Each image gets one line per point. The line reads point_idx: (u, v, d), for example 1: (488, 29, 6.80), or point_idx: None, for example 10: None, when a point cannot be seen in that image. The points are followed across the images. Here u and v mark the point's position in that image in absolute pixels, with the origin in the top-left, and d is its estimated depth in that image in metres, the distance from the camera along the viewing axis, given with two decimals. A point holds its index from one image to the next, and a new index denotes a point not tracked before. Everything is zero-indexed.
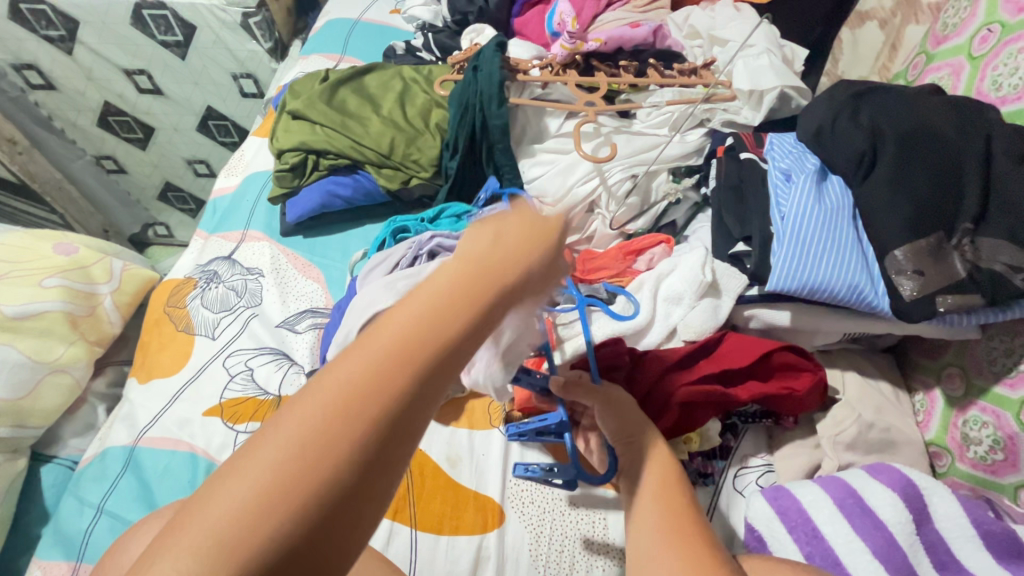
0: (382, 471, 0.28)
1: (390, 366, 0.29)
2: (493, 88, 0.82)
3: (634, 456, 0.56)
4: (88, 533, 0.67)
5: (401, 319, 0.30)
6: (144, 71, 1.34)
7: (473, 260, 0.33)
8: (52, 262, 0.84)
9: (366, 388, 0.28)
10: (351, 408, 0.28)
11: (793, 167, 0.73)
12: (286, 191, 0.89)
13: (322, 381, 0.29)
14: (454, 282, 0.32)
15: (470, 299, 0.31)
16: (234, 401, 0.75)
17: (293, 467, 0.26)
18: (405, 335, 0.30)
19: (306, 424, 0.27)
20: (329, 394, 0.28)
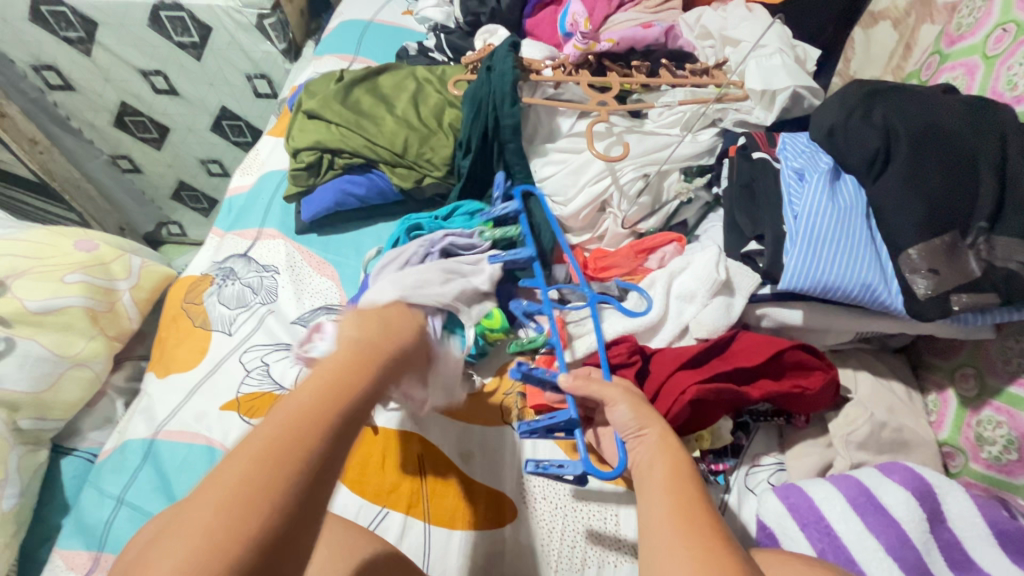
0: (306, 511, 0.34)
1: (305, 426, 0.37)
2: (506, 88, 0.83)
3: (644, 448, 0.56)
4: (108, 524, 0.68)
5: (312, 385, 0.40)
6: (159, 72, 1.36)
7: (363, 338, 0.47)
8: (73, 258, 0.86)
9: (278, 442, 0.35)
10: (264, 466, 0.34)
11: (806, 166, 0.72)
12: (302, 189, 0.91)
13: (234, 455, 0.35)
14: (355, 351, 0.45)
15: (366, 362, 0.44)
16: (251, 396, 0.76)
17: (226, 522, 0.31)
18: (313, 397, 0.39)
19: (229, 485, 0.33)
20: (249, 458, 0.34)
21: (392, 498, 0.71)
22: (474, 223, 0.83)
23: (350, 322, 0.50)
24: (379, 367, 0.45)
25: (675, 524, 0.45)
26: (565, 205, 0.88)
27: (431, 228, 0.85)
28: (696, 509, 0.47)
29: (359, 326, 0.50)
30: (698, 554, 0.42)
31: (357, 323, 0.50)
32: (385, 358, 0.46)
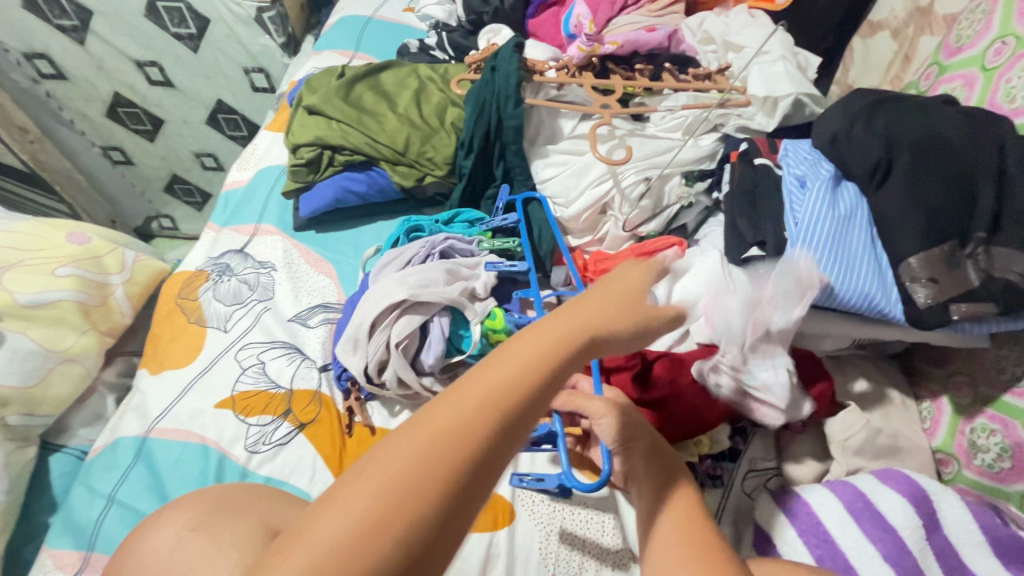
0: (471, 501, 0.32)
1: (478, 415, 0.33)
2: (510, 88, 0.82)
3: (633, 460, 0.54)
4: (98, 523, 0.67)
5: (515, 357, 0.36)
6: (155, 63, 1.34)
7: (590, 309, 0.40)
8: (65, 251, 0.84)
9: (461, 425, 0.32)
10: (452, 443, 0.32)
11: (808, 173, 0.72)
12: (300, 186, 0.89)
13: (426, 415, 0.33)
14: (571, 322, 0.38)
15: (572, 339, 0.37)
16: (247, 394, 0.76)
17: (384, 506, 0.30)
18: (511, 371, 0.35)
19: (409, 452, 0.31)
20: (416, 442, 0.32)
21: None
22: (474, 231, 0.84)
23: (607, 286, 0.43)
24: (589, 348, 0.38)
25: (677, 537, 0.46)
26: (566, 207, 0.87)
27: (431, 230, 0.85)
28: (698, 526, 0.47)
29: (599, 292, 0.42)
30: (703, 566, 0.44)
31: (601, 290, 0.42)
32: (599, 337, 0.39)
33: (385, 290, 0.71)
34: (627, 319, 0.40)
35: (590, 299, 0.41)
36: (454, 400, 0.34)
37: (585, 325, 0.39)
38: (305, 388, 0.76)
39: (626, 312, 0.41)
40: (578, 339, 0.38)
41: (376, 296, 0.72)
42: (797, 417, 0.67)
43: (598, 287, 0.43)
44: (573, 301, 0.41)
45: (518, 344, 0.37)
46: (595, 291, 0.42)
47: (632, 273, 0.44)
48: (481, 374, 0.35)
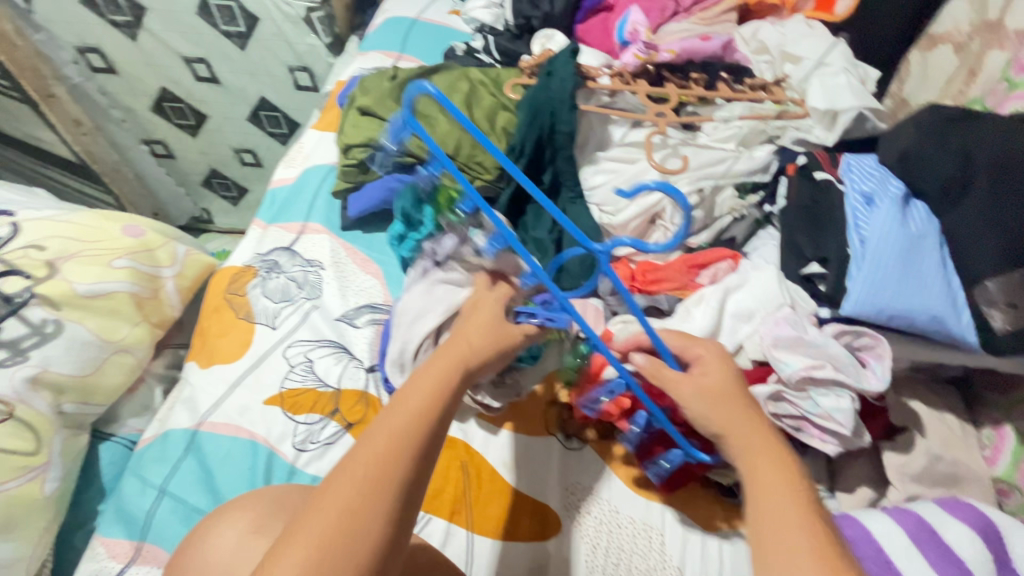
0: (405, 523, 0.41)
1: (401, 444, 0.43)
2: (565, 94, 0.82)
3: (740, 451, 0.50)
4: (150, 515, 0.68)
5: (412, 398, 0.47)
6: (202, 60, 1.36)
7: (464, 344, 0.54)
8: (120, 243, 0.85)
9: (390, 448, 0.43)
10: (381, 467, 0.42)
11: (875, 190, 0.69)
12: (350, 185, 0.91)
13: (352, 460, 0.42)
14: (444, 362, 0.51)
15: (462, 363, 0.52)
16: (295, 392, 0.76)
17: (340, 529, 0.39)
18: (412, 413, 0.45)
19: (344, 493, 0.40)
20: (357, 472, 0.41)
21: (434, 503, 0.70)
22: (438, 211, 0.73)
23: (476, 315, 0.58)
24: (462, 379, 0.51)
25: (793, 532, 0.43)
26: (615, 214, 0.86)
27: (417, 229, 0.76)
28: (809, 505, 0.45)
29: (469, 328, 0.56)
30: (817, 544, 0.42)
31: (470, 324, 0.57)
32: (473, 367, 0.53)
33: (418, 307, 0.69)
34: (493, 344, 0.55)
35: (469, 331, 0.56)
36: (370, 444, 0.43)
37: (454, 364, 0.51)
38: (352, 389, 0.76)
39: (499, 338, 0.56)
40: (455, 376, 0.50)
41: (412, 313, 0.70)
42: (855, 445, 0.65)
43: (463, 326, 0.57)
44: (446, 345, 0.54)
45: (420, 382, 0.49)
46: (465, 327, 0.57)
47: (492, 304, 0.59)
48: (387, 415, 0.45)
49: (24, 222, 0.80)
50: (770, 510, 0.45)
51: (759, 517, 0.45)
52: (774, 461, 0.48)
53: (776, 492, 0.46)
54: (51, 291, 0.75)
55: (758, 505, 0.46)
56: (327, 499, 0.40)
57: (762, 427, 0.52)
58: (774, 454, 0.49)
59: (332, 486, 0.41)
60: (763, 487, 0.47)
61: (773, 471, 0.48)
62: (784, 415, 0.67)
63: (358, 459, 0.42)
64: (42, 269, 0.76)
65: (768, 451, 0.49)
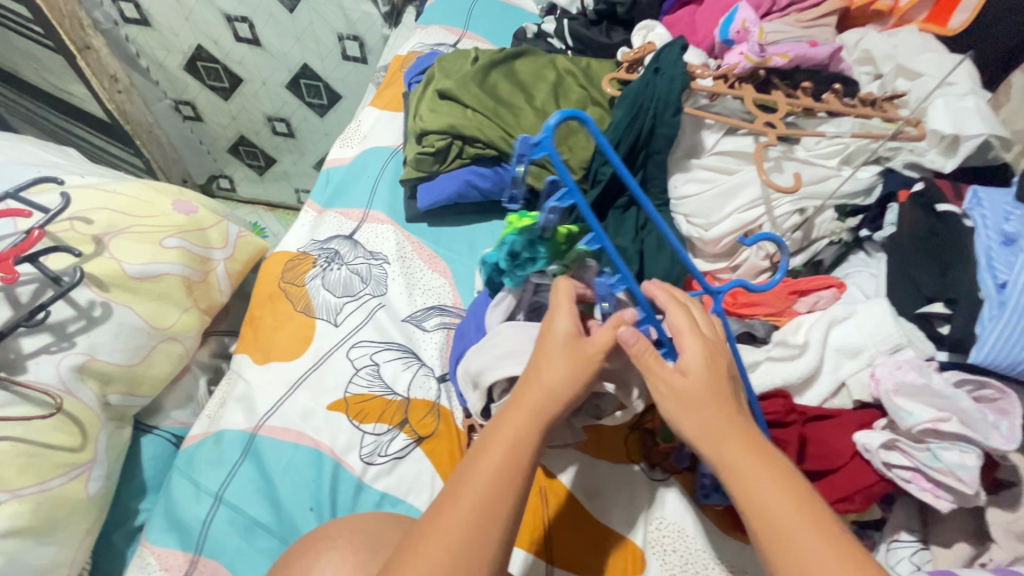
0: None
1: (483, 523, 0.41)
2: (672, 95, 0.75)
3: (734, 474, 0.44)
4: (206, 524, 0.62)
5: (492, 454, 0.44)
6: (246, 19, 1.26)
7: (536, 391, 0.47)
8: (171, 220, 0.78)
9: (474, 527, 0.40)
10: (464, 549, 0.40)
11: (1020, 231, 0.64)
12: (422, 174, 0.83)
13: (431, 542, 0.40)
14: (526, 407, 0.46)
15: (535, 420, 0.46)
16: (361, 397, 0.70)
17: None
18: (488, 484, 0.42)
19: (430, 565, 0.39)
20: (437, 561, 0.39)
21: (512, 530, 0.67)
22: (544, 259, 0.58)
23: (550, 345, 0.49)
24: (541, 433, 0.46)
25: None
26: (706, 228, 0.80)
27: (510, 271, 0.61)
28: (824, 524, 0.40)
29: (545, 361, 0.49)
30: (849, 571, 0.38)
31: (545, 356, 0.49)
32: (552, 417, 0.47)
33: (514, 341, 0.59)
34: (576, 385, 0.48)
35: (543, 370, 0.48)
36: (442, 527, 0.40)
37: (532, 416, 0.46)
38: (423, 398, 0.70)
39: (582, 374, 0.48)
40: (534, 432, 0.45)
41: (496, 351, 0.59)
42: (973, 503, 0.59)
43: (536, 358, 0.50)
44: (517, 391, 0.48)
45: (496, 446, 0.44)
46: (541, 359, 0.49)
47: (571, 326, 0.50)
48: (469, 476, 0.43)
49: (72, 191, 0.73)
50: (787, 545, 0.40)
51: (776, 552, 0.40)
52: (764, 467, 0.43)
53: (775, 511, 0.41)
54: (100, 270, 0.68)
55: (769, 542, 0.40)
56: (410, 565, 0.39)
57: (742, 425, 0.46)
58: (769, 465, 0.44)
59: (418, 551, 0.40)
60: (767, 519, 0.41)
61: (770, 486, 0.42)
62: (895, 467, 0.61)
63: (443, 529, 0.40)
64: (89, 245, 0.69)
65: (754, 456, 0.44)
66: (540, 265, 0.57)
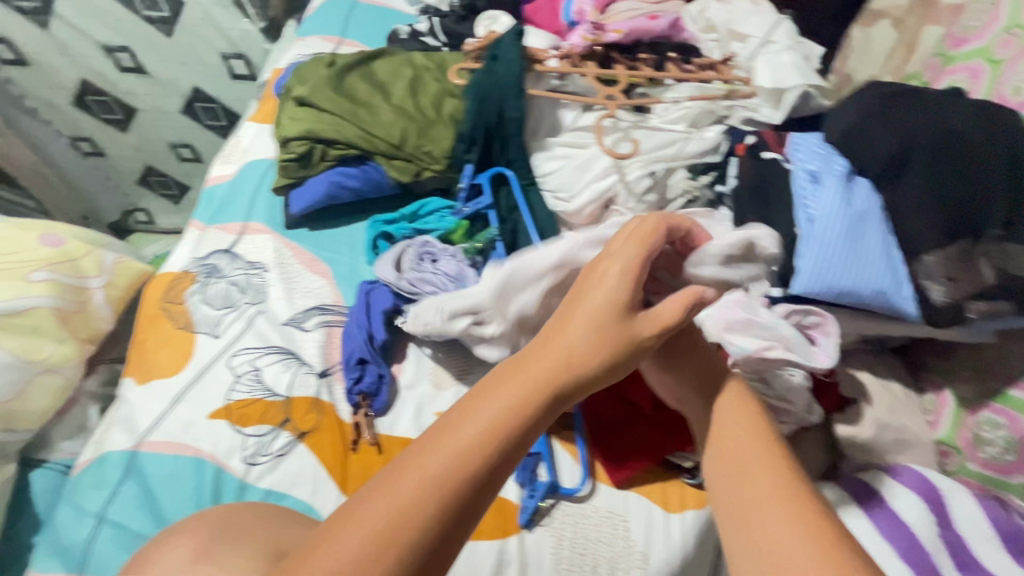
0: (446, 546, 0.35)
1: (459, 471, 0.36)
2: (511, 79, 0.80)
3: (720, 437, 0.47)
4: (88, 545, 0.64)
5: (493, 402, 0.40)
6: (126, 49, 1.28)
7: (554, 349, 0.43)
8: (37, 253, 0.79)
9: (449, 478, 0.36)
10: (411, 500, 0.35)
11: (821, 168, 0.71)
12: (291, 181, 0.85)
13: (386, 489, 0.35)
14: (533, 386, 0.41)
15: (548, 378, 0.41)
16: (242, 403, 0.72)
17: (369, 553, 0.33)
18: (480, 431, 0.38)
19: (360, 539, 0.33)
20: (391, 504, 0.35)
21: None
22: (448, 224, 0.82)
23: (586, 300, 0.45)
24: (548, 400, 0.41)
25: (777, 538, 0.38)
26: (569, 201, 0.83)
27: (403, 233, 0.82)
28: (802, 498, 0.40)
29: (572, 317, 0.45)
30: (824, 557, 0.36)
31: (575, 315, 0.45)
32: (570, 382, 0.42)
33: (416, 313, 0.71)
34: (600, 361, 0.43)
35: (560, 329, 0.44)
36: (415, 467, 0.36)
37: (546, 375, 0.42)
38: (303, 397, 0.73)
39: (608, 333, 0.44)
40: (540, 393, 0.41)
41: None
42: (805, 420, 0.68)
43: (560, 319, 0.45)
44: (532, 348, 0.44)
45: (496, 397, 0.40)
46: (569, 323, 0.44)
47: (622, 280, 0.45)
48: (442, 442, 0.38)
49: None
50: (760, 507, 0.40)
51: (755, 518, 0.40)
52: (752, 438, 0.45)
53: (754, 474, 0.43)
54: None
55: (743, 507, 0.41)
56: (338, 538, 0.34)
57: (742, 401, 0.49)
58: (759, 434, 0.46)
59: (378, 494, 0.35)
60: (745, 481, 0.42)
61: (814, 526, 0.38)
62: None
63: (417, 474, 0.36)
64: None
65: (749, 430, 0.46)
66: (436, 237, 0.81)
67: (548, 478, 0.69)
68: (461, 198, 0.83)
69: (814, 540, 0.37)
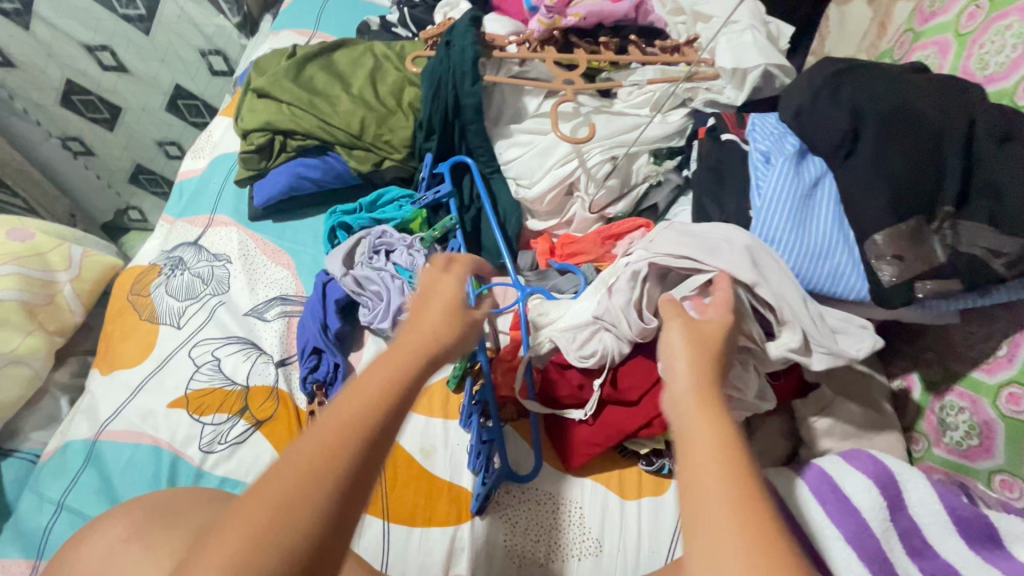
0: (337, 526, 0.32)
1: (336, 437, 0.34)
2: (466, 65, 0.78)
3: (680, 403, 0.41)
4: (47, 530, 0.65)
5: (368, 371, 0.38)
6: (106, 47, 1.30)
7: (428, 324, 0.43)
8: (6, 248, 0.81)
9: (326, 445, 0.33)
10: (300, 477, 0.32)
11: (773, 148, 0.69)
12: (252, 173, 0.86)
13: (268, 473, 0.32)
14: (395, 353, 0.40)
15: (419, 348, 0.41)
16: (201, 392, 0.73)
17: (251, 538, 0.30)
18: (365, 396, 0.36)
19: (233, 545, 0.29)
20: (274, 483, 0.32)
21: None
22: (407, 213, 0.82)
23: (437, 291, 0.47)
24: (425, 364, 0.40)
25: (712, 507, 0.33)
26: (530, 187, 0.83)
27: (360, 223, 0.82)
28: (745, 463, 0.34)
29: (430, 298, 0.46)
30: (754, 529, 0.31)
31: (429, 300, 0.46)
32: (440, 348, 0.42)
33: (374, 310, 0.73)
34: (457, 326, 0.44)
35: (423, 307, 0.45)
36: (295, 445, 0.34)
37: (419, 342, 0.41)
38: (261, 386, 0.73)
39: (456, 310, 0.45)
40: (414, 356, 0.40)
41: None
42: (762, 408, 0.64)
43: (421, 303, 0.46)
44: (410, 324, 0.43)
45: (372, 364, 0.39)
46: (421, 308, 0.45)
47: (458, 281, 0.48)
48: (322, 415, 0.35)
49: None
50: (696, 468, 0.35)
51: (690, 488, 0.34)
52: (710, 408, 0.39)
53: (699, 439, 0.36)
54: None
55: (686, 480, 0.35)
56: (205, 552, 0.29)
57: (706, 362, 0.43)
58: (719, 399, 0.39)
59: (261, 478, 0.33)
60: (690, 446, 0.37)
61: (713, 446, 0.35)
62: None
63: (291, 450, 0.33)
64: None
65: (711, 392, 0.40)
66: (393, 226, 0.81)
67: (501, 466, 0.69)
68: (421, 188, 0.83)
69: (742, 502, 0.32)
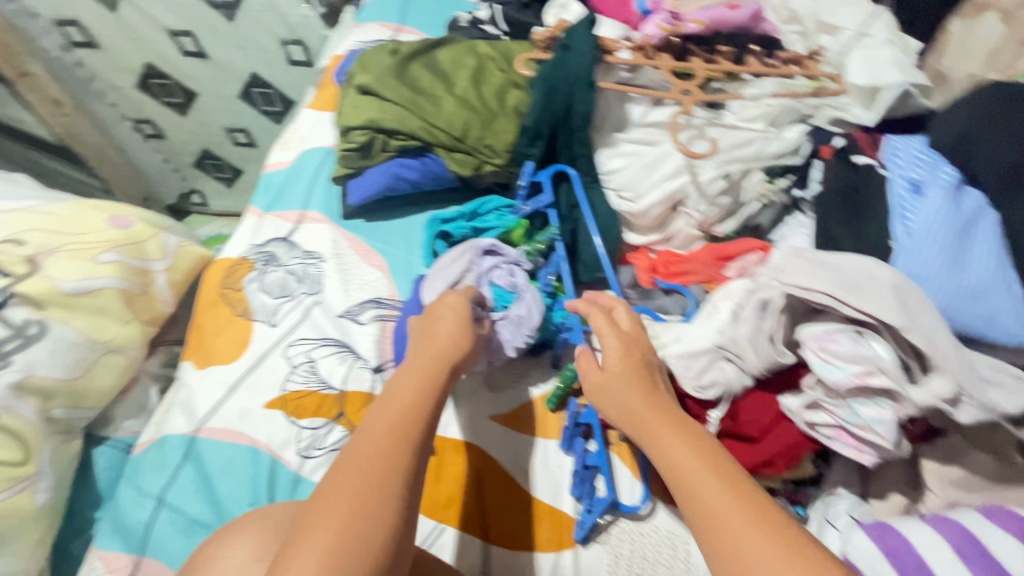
0: (408, 518, 0.42)
1: (395, 443, 0.45)
2: (584, 69, 0.76)
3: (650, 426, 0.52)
4: (149, 527, 0.65)
5: (401, 390, 0.50)
6: (189, 33, 1.29)
7: (436, 349, 0.56)
8: (105, 235, 0.80)
9: (386, 448, 0.44)
10: (372, 476, 0.42)
11: (925, 177, 0.65)
12: (350, 171, 0.84)
13: (347, 475, 0.42)
14: (412, 376, 0.52)
15: (439, 367, 0.54)
16: (297, 394, 0.71)
17: (345, 523, 0.39)
18: (399, 410, 0.48)
19: (331, 532, 0.39)
20: (352, 482, 0.42)
21: (449, 509, 0.67)
22: (507, 222, 0.80)
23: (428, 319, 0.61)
24: (440, 377, 0.53)
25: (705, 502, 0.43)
26: (636, 202, 0.79)
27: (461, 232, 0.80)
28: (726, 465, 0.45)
29: (434, 325, 0.59)
30: (750, 506, 0.41)
31: (433, 330, 0.59)
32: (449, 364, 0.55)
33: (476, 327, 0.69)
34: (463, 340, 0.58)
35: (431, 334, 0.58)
36: (356, 450, 0.44)
37: (434, 363, 0.54)
38: (358, 392, 0.72)
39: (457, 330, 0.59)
40: (435, 372, 0.53)
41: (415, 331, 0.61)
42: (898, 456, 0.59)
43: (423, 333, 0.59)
44: (420, 352, 0.56)
45: (401, 383, 0.51)
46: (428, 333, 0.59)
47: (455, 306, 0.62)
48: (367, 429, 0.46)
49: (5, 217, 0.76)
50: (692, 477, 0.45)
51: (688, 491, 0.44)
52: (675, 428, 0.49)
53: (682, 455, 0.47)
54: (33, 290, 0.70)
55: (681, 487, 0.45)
56: (314, 534, 0.39)
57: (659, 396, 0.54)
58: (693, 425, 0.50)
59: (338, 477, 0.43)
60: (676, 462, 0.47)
61: (699, 461, 0.45)
62: (819, 425, 0.61)
63: (361, 459, 0.43)
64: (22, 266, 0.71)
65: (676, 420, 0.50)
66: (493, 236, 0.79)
67: (607, 495, 0.66)
68: (522, 196, 0.80)
69: (745, 498, 0.41)
